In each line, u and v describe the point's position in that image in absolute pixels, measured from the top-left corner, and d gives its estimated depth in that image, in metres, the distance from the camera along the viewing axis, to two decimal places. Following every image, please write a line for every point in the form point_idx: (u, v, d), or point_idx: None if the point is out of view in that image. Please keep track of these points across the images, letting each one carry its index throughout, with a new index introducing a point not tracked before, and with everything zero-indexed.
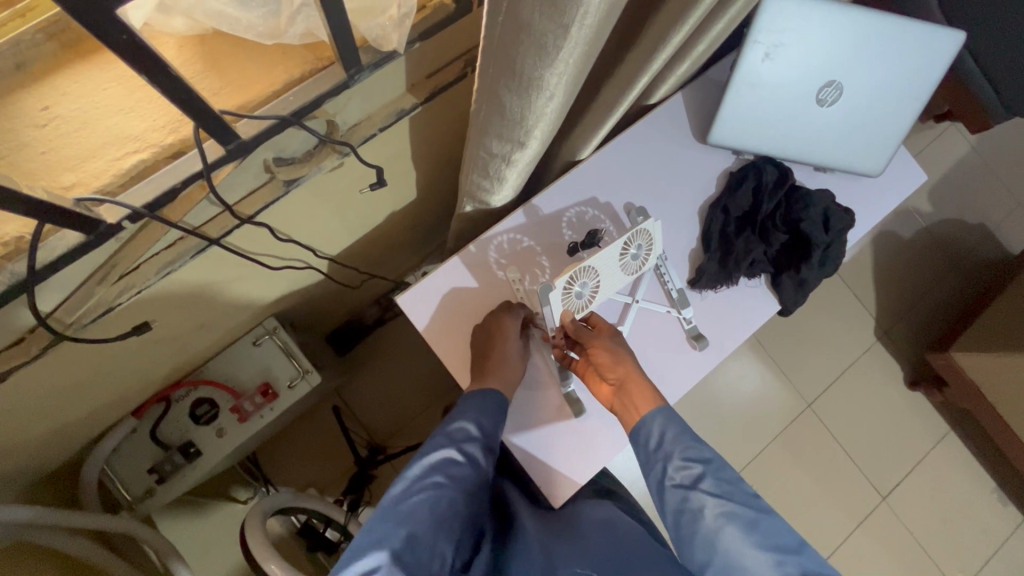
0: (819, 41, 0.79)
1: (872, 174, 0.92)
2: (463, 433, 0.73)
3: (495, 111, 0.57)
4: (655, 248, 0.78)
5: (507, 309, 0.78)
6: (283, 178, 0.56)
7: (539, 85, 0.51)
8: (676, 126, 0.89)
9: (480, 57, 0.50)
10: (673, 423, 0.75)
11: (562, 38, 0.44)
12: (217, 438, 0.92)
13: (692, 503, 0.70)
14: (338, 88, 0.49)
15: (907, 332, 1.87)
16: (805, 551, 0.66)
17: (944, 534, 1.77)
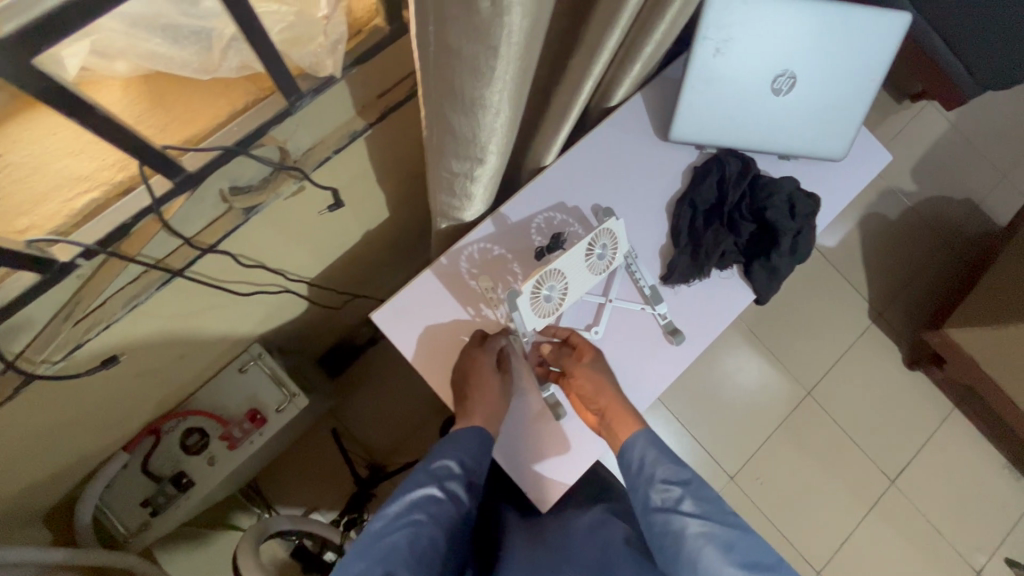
0: (767, 34, 0.81)
1: (836, 158, 0.93)
2: (445, 470, 0.75)
3: (446, 133, 0.58)
4: (620, 245, 0.79)
5: (480, 346, 0.80)
6: (241, 207, 0.58)
7: (483, 106, 0.52)
8: (638, 126, 0.90)
9: (423, 82, 0.51)
10: (653, 445, 0.80)
11: (494, 58, 0.45)
12: (208, 467, 0.93)
13: (675, 524, 0.73)
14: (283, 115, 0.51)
15: (902, 313, 1.86)
16: (780, 568, 0.69)
17: (957, 514, 1.74)
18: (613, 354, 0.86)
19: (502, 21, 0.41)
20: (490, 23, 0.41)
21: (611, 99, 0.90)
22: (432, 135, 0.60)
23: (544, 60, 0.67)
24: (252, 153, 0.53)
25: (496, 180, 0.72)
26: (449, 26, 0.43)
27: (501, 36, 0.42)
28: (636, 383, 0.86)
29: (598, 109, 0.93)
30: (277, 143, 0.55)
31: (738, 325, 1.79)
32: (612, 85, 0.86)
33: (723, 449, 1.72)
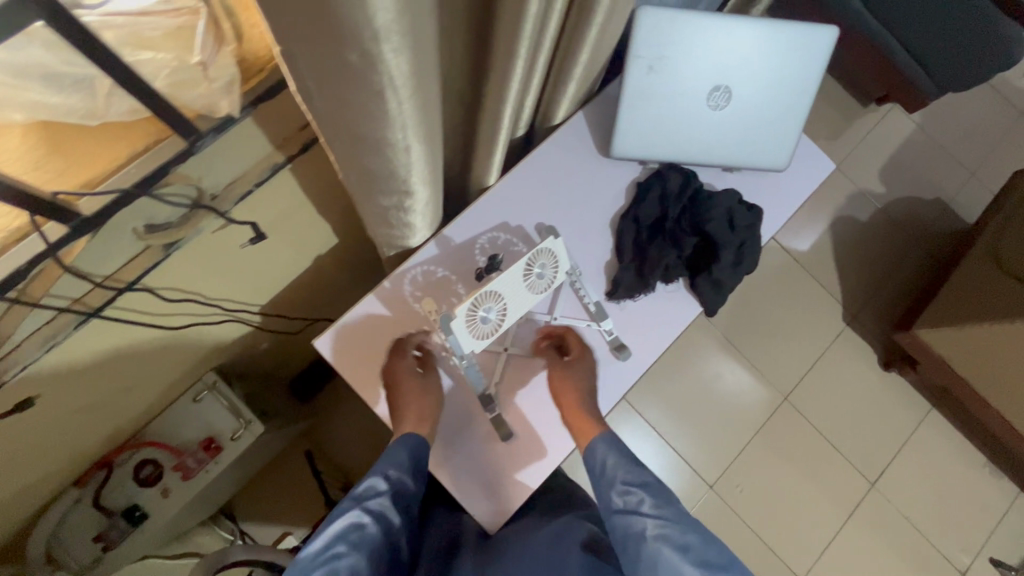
0: (697, 50, 0.83)
1: (779, 168, 0.93)
2: (371, 489, 0.74)
3: (365, 172, 0.58)
4: (561, 266, 0.80)
5: (397, 351, 0.81)
6: (158, 244, 0.62)
7: (405, 148, 0.53)
8: (581, 143, 0.91)
9: (328, 132, 0.51)
10: (616, 448, 0.81)
11: (387, 104, 0.45)
12: (163, 499, 0.92)
13: (635, 526, 0.73)
14: (185, 154, 0.55)
15: (875, 314, 1.85)
16: (739, 571, 0.68)
17: (939, 515, 1.73)
18: (557, 373, 0.86)
19: (386, 76, 0.41)
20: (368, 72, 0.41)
21: (553, 117, 0.91)
22: (348, 176, 0.61)
23: (466, 86, 0.68)
24: (156, 194, 0.56)
25: (436, 203, 0.74)
26: (334, 84, 0.43)
27: (386, 84, 0.42)
28: (583, 402, 0.85)
29: (542, 127, 0.93)
30: (190, 182, 0.59)
31: (712, 332, 1.78)
32: (550, 104, 0.86)
33: (702, 457, 1.71)
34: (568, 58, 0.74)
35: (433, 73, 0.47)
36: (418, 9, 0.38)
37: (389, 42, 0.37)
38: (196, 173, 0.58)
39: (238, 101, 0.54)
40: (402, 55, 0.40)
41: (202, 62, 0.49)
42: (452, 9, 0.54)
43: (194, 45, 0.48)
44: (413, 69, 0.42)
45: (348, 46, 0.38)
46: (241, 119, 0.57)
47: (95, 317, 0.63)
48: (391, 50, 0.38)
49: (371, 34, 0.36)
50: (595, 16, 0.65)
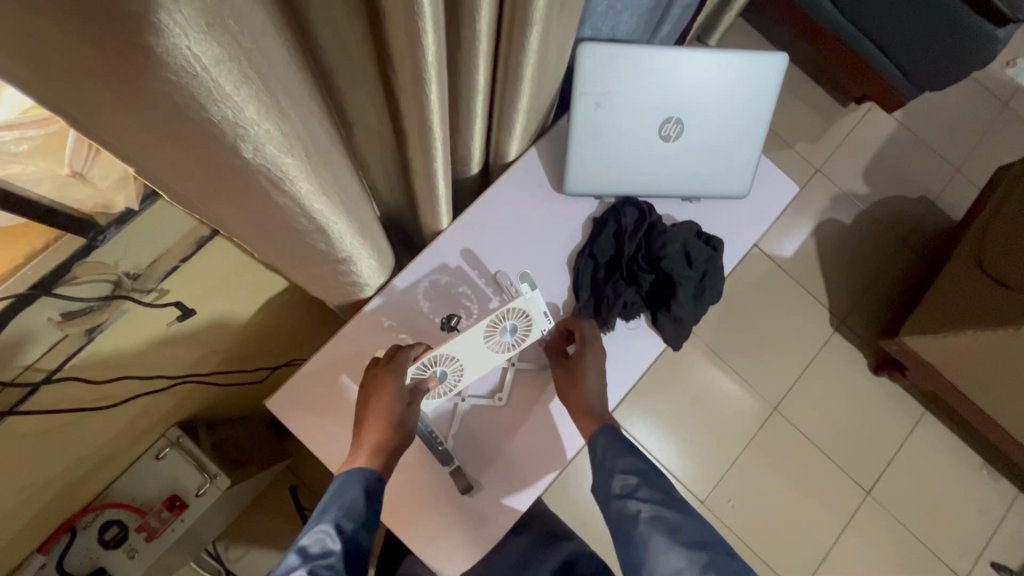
0: (644, 84, 0.82)
1: (739, 195, 0.91)
2: (319, 545, 0.60)
3: (288, 250, 0.56)
4: (535, 326, 0.70)
5: (392, 367, 0.71)
6: (82, 329, 0.68)
7: (324, 227, 0.52)
8: (535, 180, 0.89)
9: (234, 230, 0.49)
10: (618, 439, 0.76)
11: (292, 197, 0.43)
12: (128, 560, 0.90)
13: (630, 509, 0.72)
14: (87, 248, 0.67)
15: (863, 318, 1.79)
16: (727, 553, 0.67)
17: (938, 521, 1.70)
18: (520, 421, 0.84)
19: (277, 176, 0.39)
20: (255, 183, 0.39)
21: (506, 155, 0.88)
22: (269, 256, 0.59)
23: (397, 143, 0.66)
24: (64, 285, 0.66)
25: (379, 260, 0.72)
26: (220, 195, 0.41)
27: (284, 182, 0.40)
28: (545, 450, 0.83)
29: (496, 165, 0.91)
30: (104, 269, 0.69)
31: (697, 344, 1.72)
32: (499, 145, 0.84)
33: (693, 473, 1.66)
34: (507, 103, 0.72)
35: (334, 153, 0.45)
36: (296, 117, 0.36)
37: (268, 155, 0.36)
38: (109, 259, 0.69)
39: (134, 193, 0.68)
40: (290, 159, 0.38)
41: (76, 171, 0.61)
42: (361, 79, 0.51)
43: (66, 157, 0.60)
44: (305, 167, 0.41)
45: (219, 164, 0.36)
46: (143, 208, 0.71)
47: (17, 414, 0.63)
48: (273, 159, 0.37)
49: (238, 153, 0.34)
50: (524, 66, 0.62)
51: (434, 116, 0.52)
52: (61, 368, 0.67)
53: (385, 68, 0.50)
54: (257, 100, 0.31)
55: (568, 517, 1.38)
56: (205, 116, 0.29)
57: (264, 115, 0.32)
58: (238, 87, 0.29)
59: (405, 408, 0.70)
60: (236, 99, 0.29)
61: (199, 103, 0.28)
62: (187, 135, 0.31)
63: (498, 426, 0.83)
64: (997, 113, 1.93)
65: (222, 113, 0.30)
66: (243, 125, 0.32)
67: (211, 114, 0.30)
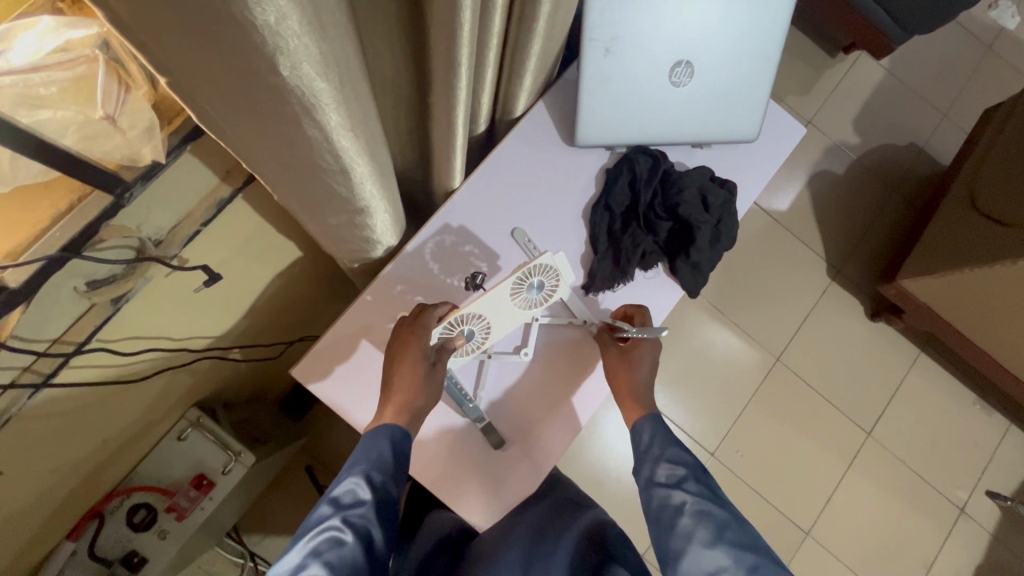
0: (655, 26, 0.80)
1: (748, 140, 0.91)
2: (350, 496, 0.55)
3: (312, 194, 0.55)
4: (562, 282, 0.67)
5: (415, 330, 0.65)
6: (109, 298, 0.63)
7: (348, 169, 0.50)
8: (545, 134, 0.88)
9: (255, 163, 0.48)
10: (664, 431, 0.78)
11: (321, 129, 0.42)
12: (160, 541, 0.90)
13: (673, 499, 0.70)
14: (112, 209, 0.59)
15: (858, 266, 1.82)
16: (774, 560, 0.63)
17: (935, 456, 1.76)
18: (546, 377, 0.84)
19: (310, 102, 0.38)
20: (284, 106, 0.38)
21: (514, 110, 0.87)
22: (288, 200, 0.57)
23: (413, 95, 0.64)
24: (91, 252, 0.59)
25: (395, 215, 0.71)
26: (247, 116, 0.39)
27: (314, 110, 0.39)
28: (569, 403, 0.84)
29: (504, 120, 0.90)
30: (129, 233, 0.61)
31: (700, 301, 1.74)
32: (508, 98, 0.82)
33: (702, 426, 1.69)
34: (520, 52, 0.70)
35: (361, 86, 0.44)
36: (333, 38, 0.35)
37: (303, 77, 0.34)
38: (133, 222, 0.61)
39: (161, 144, 0.58)
40: (325, 84, 0.37)
41: (108, 115, 0.53)
42: (381, 21, 0.50)
43: (97, 98, 0.52)
44: (337, 96, 0.39)
45: (251, 78, 0.34)
46: (169, 162, 0.61)
47: (47, 386, 0.61)
48: (308, 82, 0.35)
49: (274, 68, 0.33)
50: (541, 6, 0.60)
51: (460, 60, 0.50)
52: (90, 340, 0.63)
53: (407, 5, 0.47)
54: (299, 6, 0.29)
55: (585, 476, 1.40)
56: (243, 16, 0.28)
57: (305, 25, 0.31)
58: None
59: (432, 369, 0.65)
60: (278, 1, 0.28)
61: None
62: (223, 35, 0.30)
63: (525, 382, 0.84)
64: (981, 56, 1.94)
65: (262, 15, 0.28)
66: (283, 35, 0.30)
67: (252, 14, 0.28)
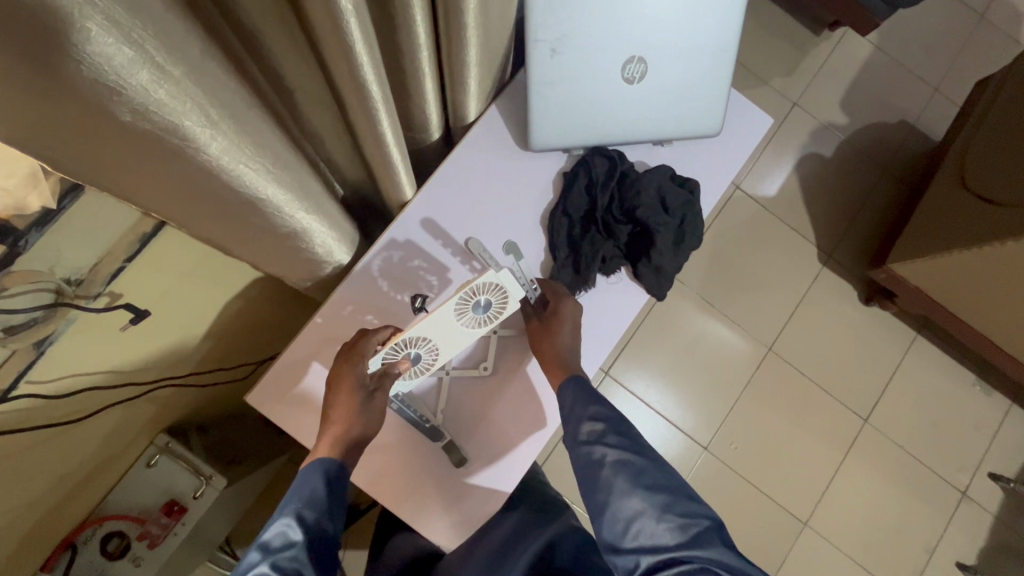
0: (602, 24, 0.77)
1: (710, 134, 0.88)
2: (280, 538, 0.54)
3: (232, 225, 0.53)
4: (510, 298, 0.63)
5: (351, 356, 0.66)
6: None
7: (260, 199, 0.49)
8: (499, 141, 0.85)
9: (157, 206, 0.46)
10: (587, 385, 0.74)
11: (209, 158, 0.40)
12: (135, 569, 0.88)
13: (595, 454, 0.70)
14: (10, 255, 0.75)
15: (849, 249, 1.77)
16: (687, 492, 0.66)
17: (936, 439, 1.73)
18: (508, 391, 0.82)
19: (180, 133, 0.36)
20: (157, 143, 0.36)
21: (465, 116, 0.84)
22: (215, 236, 0.56)
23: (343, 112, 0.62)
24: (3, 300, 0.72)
25: (339, 234, 0.69)
26: (124, 162, 0.37)
27: (190, 139, 0.37)
28: (533, 418, 0.82)
29: (457, 127, 0.87)
30: (40, 277, 0.76)
31: (687, 294, 1.70)
32: (456, 106, 0.80)
33: (694, 420, 1.66)
34: (457, 61, 0.68)
35: (254, 110, 0.42)
36: (195, 76, 0.33)
37: (156, 118, 0.33)
38: (40, 265, 0.77)
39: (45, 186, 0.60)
40: (190, 111, 0.35)
41: None
42: (286, 43, 0.48)
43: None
44: (211, 122, 0.37)
45: (107, 124, 0.32)
46: (63, 207, 0.79)
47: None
48: (169, 120, 0.34)
49: (117, 114, 0.32)
50: (466, 14, 0.58)
51: (369, 79, 0.48)
52: (15, 384, 0.71)
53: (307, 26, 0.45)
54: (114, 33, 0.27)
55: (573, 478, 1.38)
56: (58, 68, 0.27)
57: (139, 65, 0.29)
58: (91, 27, 0.26)
59: (371, 397, 0.65)
60: (91, 48, 0.27)
61: (41, 50, 0.25)
62: (50, 93, 0.28)
63: (487, 397, 0.82)
64: (971, 26, 1.87)
65: (76, 51, 0.26)
66: (111, 67, 0.28)
67: (61, 51, 0.26)
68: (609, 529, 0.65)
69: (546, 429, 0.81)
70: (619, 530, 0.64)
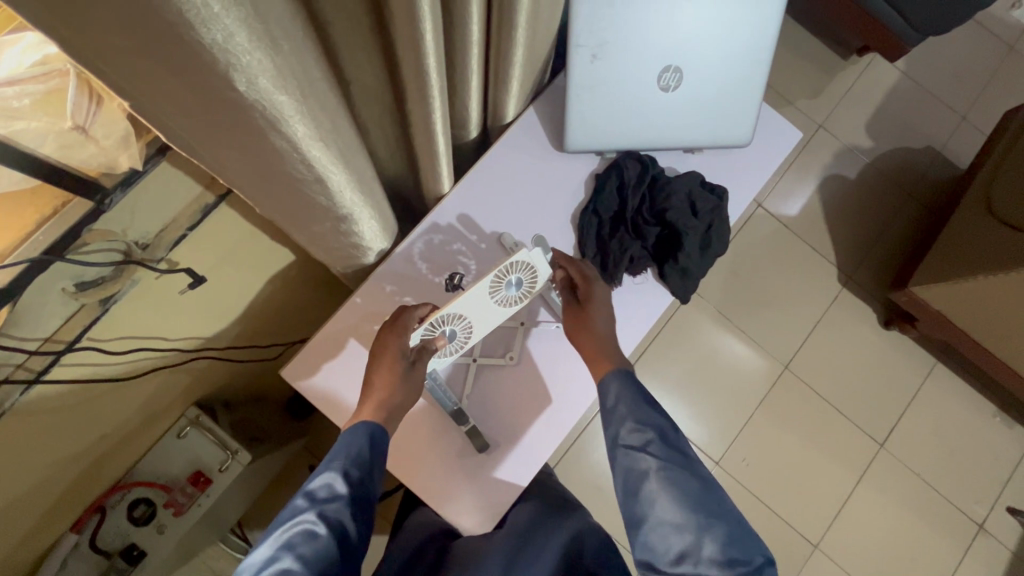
0: (641, 33, 0.81)
1: (739, 145, 0.90)
2: (326, 489, 0.58)
3: (295, 204, 0.56)
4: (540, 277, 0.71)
5: (396, 327, 0.69)
6: (97, 300, 0.67)
7: (323, 178, 0.51)
8: (535, 141, 0.88)
9: (233, 176, 0.49)
10: (632, 388, 0.73)
11: (290, 140, 0.43)
12: (157, 536, 0.92)
13: (639, 464, 0.69)
14: (93, 214, 0.63)
15: (871, 272, 1.77)
16: (734, 518, 0.65)
17: (953, 470, 1.70)
18: (534, 382, 0.84)
19: (271, 115, 0.38)
20: (250, 122, 0.39)
21: (504, 117, 0.88)
22: (268, 209, 0.58)
23: (396, 103, 0.66)
24: (74, 254, 0.62)
25: (382, 221, 0.72)
26: (217, 136, 0.41)
27: (280, 121, 0.39)
28: (555, 410, 0.84)
29: (495, 127, 0.90)
30: (112, 237, 0.66)
31: (706, 307, 1.71)
32: (496, 105, 0.83)
33: (706, 434, 1.66)
34: (503, 63, 0.71)
35: (329, 94, 0.45)
36: (292, 58, 0.36)
37: (259, 95, 0.36)
38: (117, 227, 0.66)
39: (137, 152, 0.62)
40: (285, 96, 0.37)
41: (78, 125, 0.55)
42: (356, 33, 0.51)
43: (68, 109, 0.55)
44: (300, 107, 0.40)
45: (213, 100, 0.36)
46: (148, 170, 0.66)
47: (38, 384, 0.64)
48: (267, 95, 0.36)
49: (231, 85, 0.34)
50: (518, 16, 0.61)
51: (431, 71, 0.52)
52: (79, 339, 0.67)
53: (379, 19, 0.49)
54: (246, 25, 0.30)
55: (584, 480, 1.39)
56: (194, 40, 0.29)
57: (256, 51, 0.32)
58: (229, 23, 0.29)
59: (413, 367, 0.69)
60: (225, 21, 0.28)
61: (181, 34, 0.28)
62: (174, 67, 0.31)
63: (512, 386, 0.84)
64: (1001, 58, 1.88)
65: (210, 36, 0.29)
66: (234, 53, 0.31)
67: (200, 36, 0.28)
68: (647, 546, 0.66)
69: (569, 417, 0.84)
70: (660, 549, 0.64)
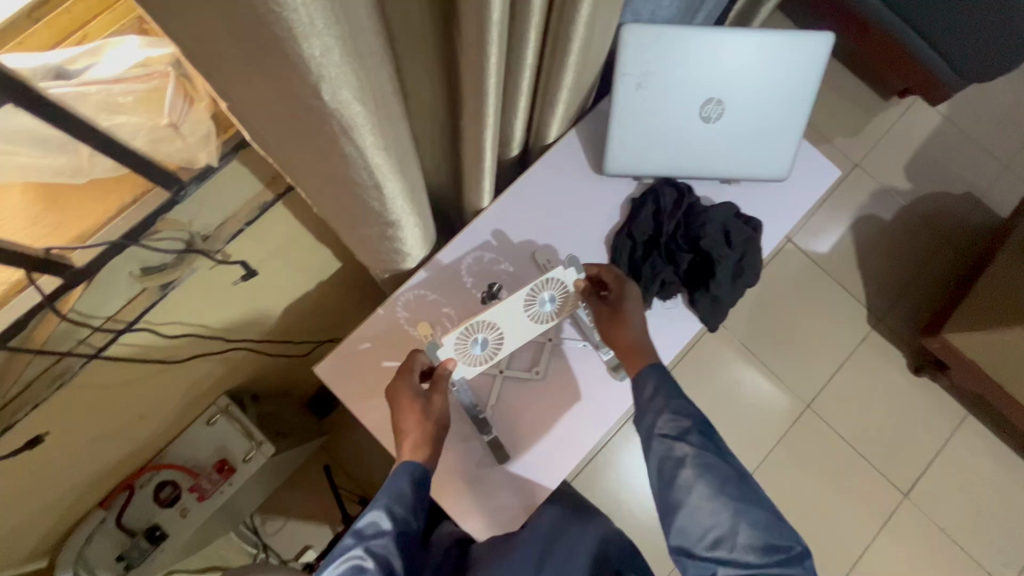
0: (685, 66, 0.83)
1: (777, 178, 0.91)
2: (372, 527, 0.63)
3: (350, 207, 0.59)
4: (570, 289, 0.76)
5: (401, 371, 0.71)
6: (157, 285, 0.70)
7: (380, 184, 0.53)
8: (575, 162, 0.91)
9: (298, 177, 0.52)
10: (669, 379, 0.73)
11: (358, 148, 0.45)
12: (181, 519, 0.94)
13: (675, 451, 0.69)
14: (168, 205, 0.65)
15: (902, 315, 1.73)
16: (769, 506, 0.66)
17: (981, 529, 1.63)
18: (556, 397, 0.85)
19: (345, 124, 0.41)
20: (326, 128, 0.41)
21: (546, 137, 0.91)
22: (324, 209, 0.61)
23: (448, 118, 0.69)
24: (146, 242, 0.65)
25: (424, 230, 0.74)
26: (293, 137, 0.44)
27: (353, 129, 0.42)
28: (574, 428, 0.84)
29: (536, 146, 0.93)
30: (180, 226, 0.69)
31: (729, 338, 1.70)
32: (540, 126, 0.86)
33: None
34: (551, 86, 0.75)
35: (395, 107, 0.48)
36: (370, 72, 0.39)
37: (340, 105, 0.38)
38: (185, 217, 0.68)
39: (215, 151, 0.64)
40: (360, 107, 0.40)
41: (172, 122, 0.59)
42: (421, 49, 0.54)
43: (165, 108, 0.58)
44: (371, 119, 0.43)
45: (295, 107, 0.38)
46: (220, 166, 0.67)
47: (96, 358, 0.69)
48: (346, 106, 0.39)
49: (317, 94, 0.36)
50: (572, 42, 0.63)
51: (489, 90, 0.54)
52: (139, 320, 0.71)
53: (443, 39, 0.52)
54: (341, 42, 0.33)
55: (596, 504, 1.38)
56: (292, 53, 0.32)
57: (347, 62, 0.35)
58: (327, 40, 0.32)
59: (434, 395, 0.70)
60: (324, 37, 0.31)
61: (284, 48, 0.31)
62: (270, 74, 0.34)
63: (534, 401, 0.85)
64: None
65: (308, 50, 0.32)
66: (325, 65, 0.34)
67: (300, 49, 0.31)
68: (682, 532, 0.66)
69: (591, 435, 0.84)
70: (695, 535, 0.65)
